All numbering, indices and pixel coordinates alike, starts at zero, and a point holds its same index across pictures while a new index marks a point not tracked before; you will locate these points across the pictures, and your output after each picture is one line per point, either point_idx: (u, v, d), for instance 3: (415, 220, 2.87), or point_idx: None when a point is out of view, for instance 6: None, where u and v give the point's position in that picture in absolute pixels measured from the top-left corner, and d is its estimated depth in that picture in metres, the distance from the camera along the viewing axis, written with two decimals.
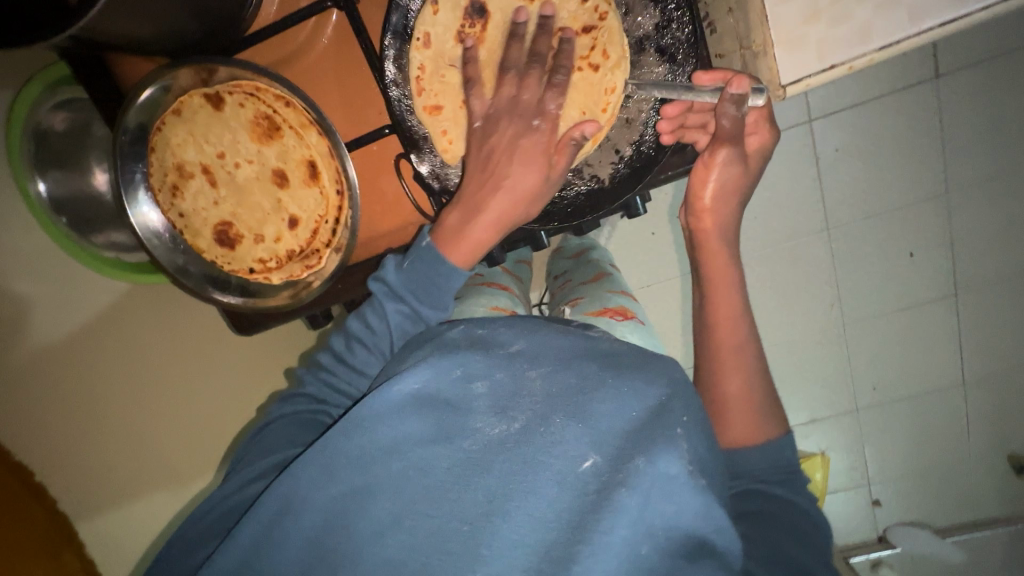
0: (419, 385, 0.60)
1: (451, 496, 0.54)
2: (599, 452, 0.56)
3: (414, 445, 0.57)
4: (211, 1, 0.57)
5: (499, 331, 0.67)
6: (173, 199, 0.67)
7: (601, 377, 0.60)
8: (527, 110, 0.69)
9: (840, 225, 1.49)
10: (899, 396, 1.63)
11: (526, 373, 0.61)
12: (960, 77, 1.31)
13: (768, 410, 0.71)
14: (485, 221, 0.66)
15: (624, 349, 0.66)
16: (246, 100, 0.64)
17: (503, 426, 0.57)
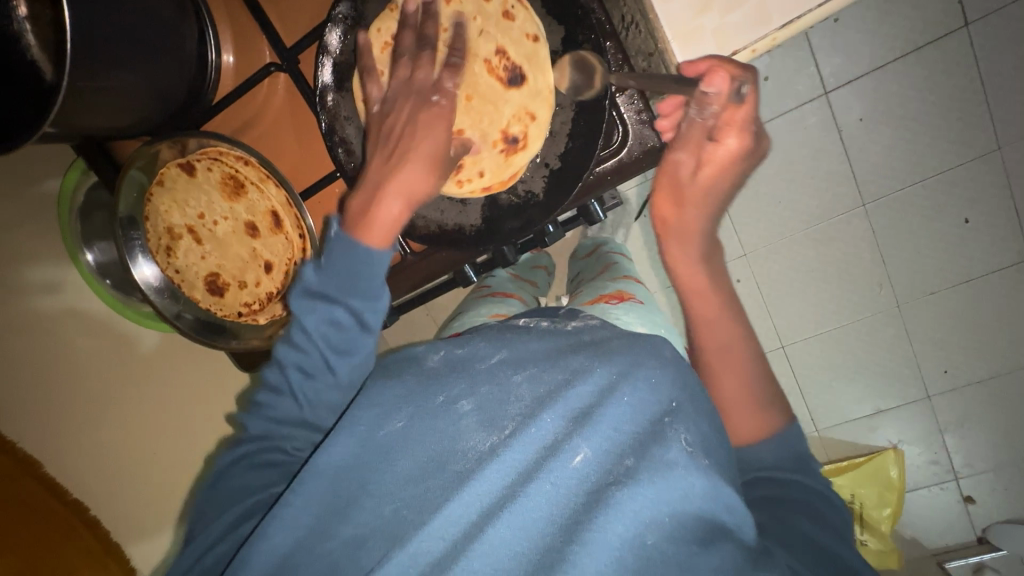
0: (405, 414, 0.59)
1: (442, 519, 0.51)
2: (595, 448, 0.52)
3: (403, 472, 0.55)
4: (167, 84, 0.64)
5: (480, 346, 0.65)
6: (169, 258, 0.75)
7: (588, 368, 0.57)
8: (423, 85, 0.64)
9: (876, 200, 1.37)
10: (978, 377, 1.46)
11: (510, 380, 0.59)
12: (992, 22, 1.18)
13: (772, 401, 0.61)
14: (390, 196, 0.60)
15: (606, 337, 0.63)
16: (213, 164, 0.73)
17: (494, 440, 0.55)
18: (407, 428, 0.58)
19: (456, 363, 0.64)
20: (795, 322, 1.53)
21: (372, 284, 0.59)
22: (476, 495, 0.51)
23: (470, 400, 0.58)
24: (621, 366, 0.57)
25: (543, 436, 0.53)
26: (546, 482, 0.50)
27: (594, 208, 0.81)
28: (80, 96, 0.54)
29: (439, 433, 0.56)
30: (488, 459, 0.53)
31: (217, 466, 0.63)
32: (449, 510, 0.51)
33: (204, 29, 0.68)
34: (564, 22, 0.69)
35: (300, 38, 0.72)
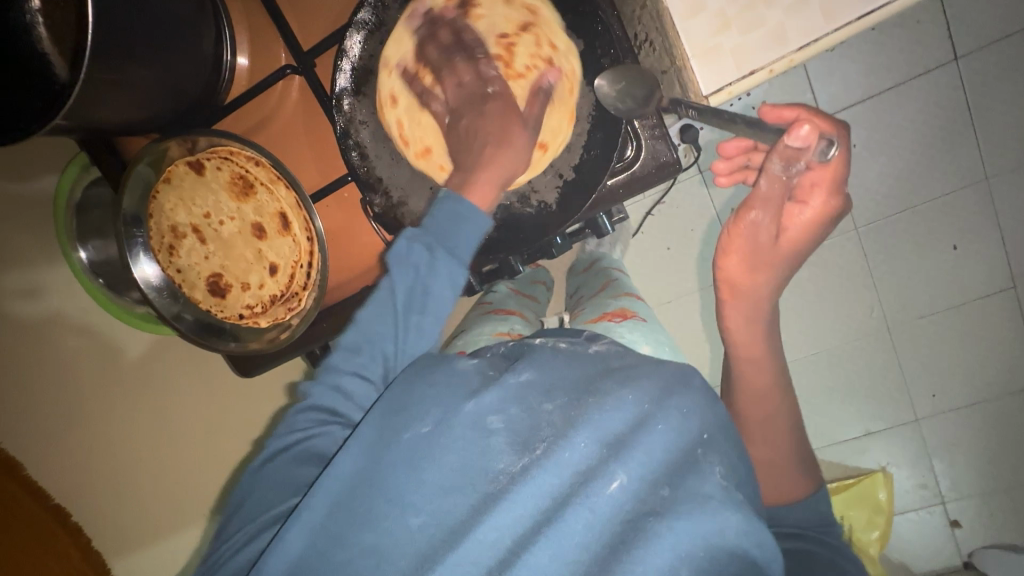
0: (430, 422, 0.56)
1: (475, 541, 0.49)
2: (630, 475, 0.51)
3: (430, 488, 0.53)
4: (182, 80, 0.64)
5: (506, 360, 0.61)
6: (170, 257, 0.73)
7: (621, 391, 0.56)
8: (474, 86, 0.73)
9: (868, 224, 1.40)
10: (965, 403, 1.49)
11: (537, 397, 0.57)
12: (981, 56, 1.23)
13: (805, 469, 0.72)
14: (491, 175, 0.66)
15: (634, 361, 0.61)
16: (223, 163, 0.73)
17: (523, 461, 0.53)
18: (431, 445, 0.54)
19: (482, 378, 0.60)
20: (790, 342, 1.54)
21: (461, 248, 0.63)
22: (509, 517, 0.50)
23: (497, 417, 0.55)
24: (655, 394, 0.56)
25: (577, 460, 0.52)
26: (582, 508, 0.50)
27: (603, 221, 0.81)
28: (97, 89, 0.54)
29: (466, 449, 0.54)
30: (520, 481, 0.51)
31: (262, 455, 0.62)
32: (481, 531, 0.49)
33: (222, 30, 0.68)
34: (583, 35, 0.68)
35: (317, 41, 0.72)
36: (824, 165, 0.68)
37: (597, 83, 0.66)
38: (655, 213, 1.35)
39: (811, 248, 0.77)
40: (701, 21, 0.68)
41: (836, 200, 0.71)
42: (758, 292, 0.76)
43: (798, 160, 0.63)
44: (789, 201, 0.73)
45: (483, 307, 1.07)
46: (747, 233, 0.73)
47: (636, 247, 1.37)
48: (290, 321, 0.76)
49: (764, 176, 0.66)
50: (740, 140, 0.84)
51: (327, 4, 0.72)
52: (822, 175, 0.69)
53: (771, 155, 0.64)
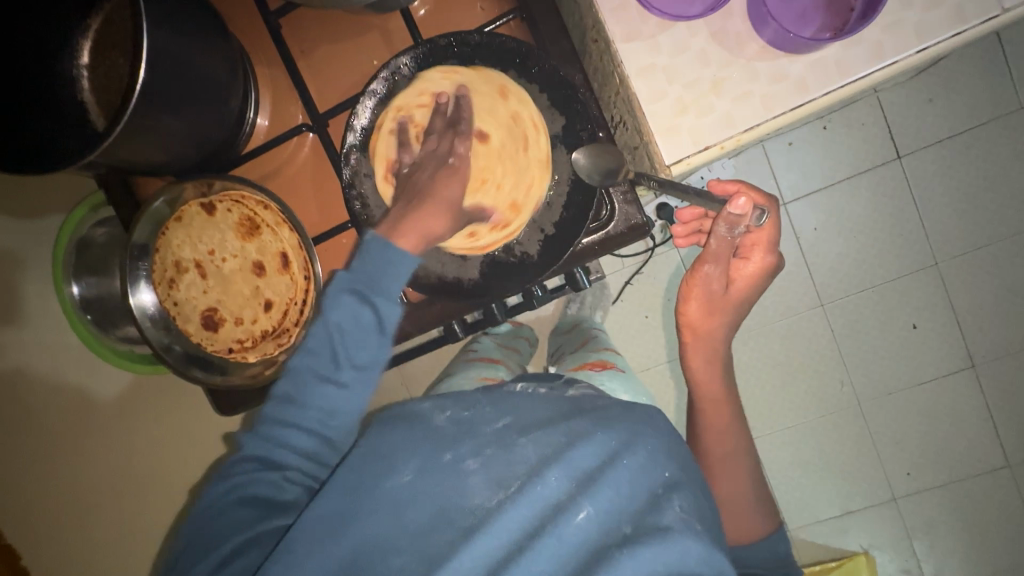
0: (407, 464, 0.58)
1: (450, 573, 0.51)
2: (598, 507, 0.54)
3: (406, 526, 0.55)
4: (207, 129, 0.71)
5: (484, 407, 0.66)
6: (170, 290, 0.77)
7: (589, 430, 0.60)
8: (439, 153, 0.77)
9: (833, 301, 1.49)
10: (939, 482, 1.51)
11: (512, 436, 0.61)
12: (921, 156, 1.40)
13: (762, 511, 0.82)
14: (410, 228, 0.67)
15: (604, 404, 0.66)
16: (233, 206, 0.78)
17: (500, 497, 0.55)
18: (410, 480, 0.57)
19: (461, 422, 0.63)
20: (766, 412, 1.56)
21: (393, 290, 0.63)
22: (482, 553, 0.52)
23: (476, 458, 0.58)
24: (622, 436, 0.60)
25: (548, 495, 0.55)
26: (553, 542, 0.52)
27: (580, 275, 0.85)
28: (132, 130, 0.60)
29: (444, 489, 0.56)
30: (496, 515, 0.54)
31: (204, 498, 0.59)
32: (454, 567, 0.51)
33: (248, 91, 0.77)
34: (564, 112, 0.76)
35: (333, 106, 0.80)
36: (764, 228, 0.86)
37: (575, 157, 0.73)
38: (633, 283, 1.43)
39: (754, 295, 0.91)
40: (666, 100, 0.60)
41: (772, 257, 0.88)
42: (716, 334, 0.91)
43: (740, 225, 0.74)
44: (736, 257, 0.90)
45: (468, 355, 1.10)
46: (701, 283, 0.86)
47: (615, 313, 1.43)
48: (278, 357, 0.78)
49: (714, 237, 0.79)
50: (693, 209, 0.98)
51: (345, 74, 0.80)
52: (760, 236, 0.86)
53: (718, 219, 0.74)
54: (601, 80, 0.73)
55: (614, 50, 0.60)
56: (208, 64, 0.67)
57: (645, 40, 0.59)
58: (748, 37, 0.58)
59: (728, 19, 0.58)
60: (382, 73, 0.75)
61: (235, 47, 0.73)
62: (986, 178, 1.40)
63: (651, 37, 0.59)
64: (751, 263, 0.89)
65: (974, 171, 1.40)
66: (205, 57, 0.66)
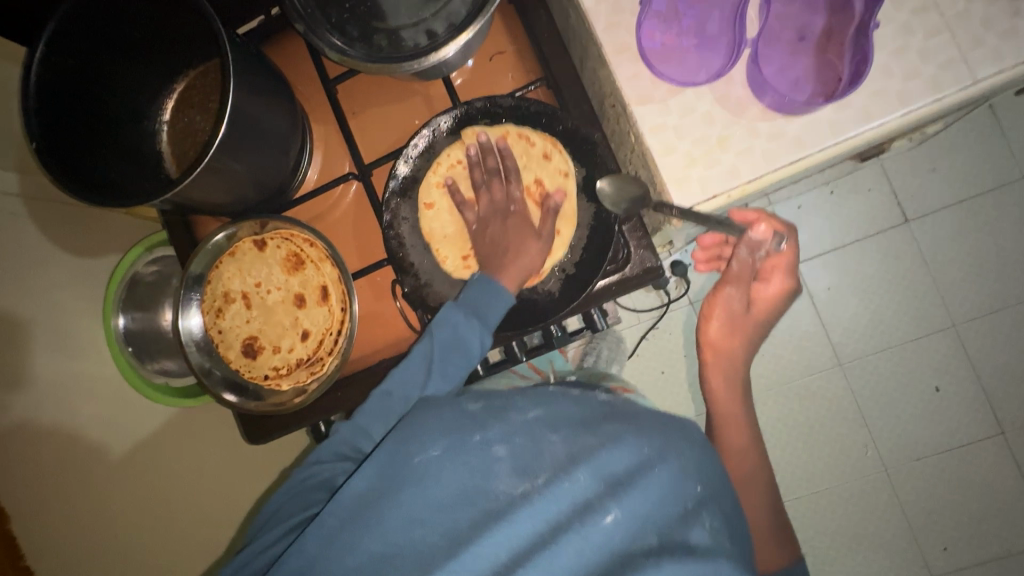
0: (441, 446, 0.65)
1: (475, 551, 0.57)
2: (624, 513, 0.59)
3: (435, 503, 0.62)
4: (266, 175, 0.80)
5: (513, 398, 0.73)
6: (216, 318, 0.83)
7: (622, 434, 0.66)
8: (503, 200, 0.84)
9: (852, 361, 1.49)
10: (980, 559, 1.42)
11: (544, 435, 0.67)
12: (929, 221, 1.46)
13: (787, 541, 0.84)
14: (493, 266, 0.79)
15: (637, 411, 0.73)
16: (282, 243, 0.85)
17: (526, 487, 0.62)
18: (442, 462, 0.64)
19: (490, 410, 0.70)
20: (791, 477, 1.51)
21: (493, 321, 0.75)
22: (509, 536, 0.58)
23: (503, 445, 0.66)
24: (657, 446, 0.65)
25: (577, 491, 0.61)
26: (578, 537, 0.58)
27: (597, 316, 0.89)
28: (203, 173, 0.68)
29: (472, 471, 0.64)
30: (522, 502, 0.60)
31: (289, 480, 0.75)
32: (483, 544, 0.57)
33: (304, 145, 0.87)
34: (584, 164, 0.83)
35: (376, 157, 0.89)
36: (782, 252, 0.92)
37: (600, 185, 0.79)
38: (650, 337, 1.46)
39: (775, 313, 0.99)
40: (678, 152, 0.67)
41: (791, 280, 0.95)
42: (735, 352, 0.99)
43: (760, 248, 0.83)
44: (756, 279, 0.96)
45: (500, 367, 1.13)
46: (724, 302, 0.94)
47: (632, 367, 1.46)
48: (308, 385, 0.82)
49: (736, 259, 0.87)
50: (713, 234, 1.09)
51: (388, 131, 0.90)
52: (780, 261, 0.93)
53: (740, 244, 0.83)
54: (618, 139, 0.80)
55: (629, 111, 0.68)
56: (272, 120, 0.77)
57: (657, 103, 0.68)
58: (749, 101, 0.66)
59: (730, 86, 0.67)
60: (423, 130, 0.85)
61: (297, 106, 0.83)
62: (995, 244, 1.43)
63: (662, 101, 0.68)
64: (770, 285, 0.95)
65: (984, 236, 1.44)
66: (271, 114, 0.77)
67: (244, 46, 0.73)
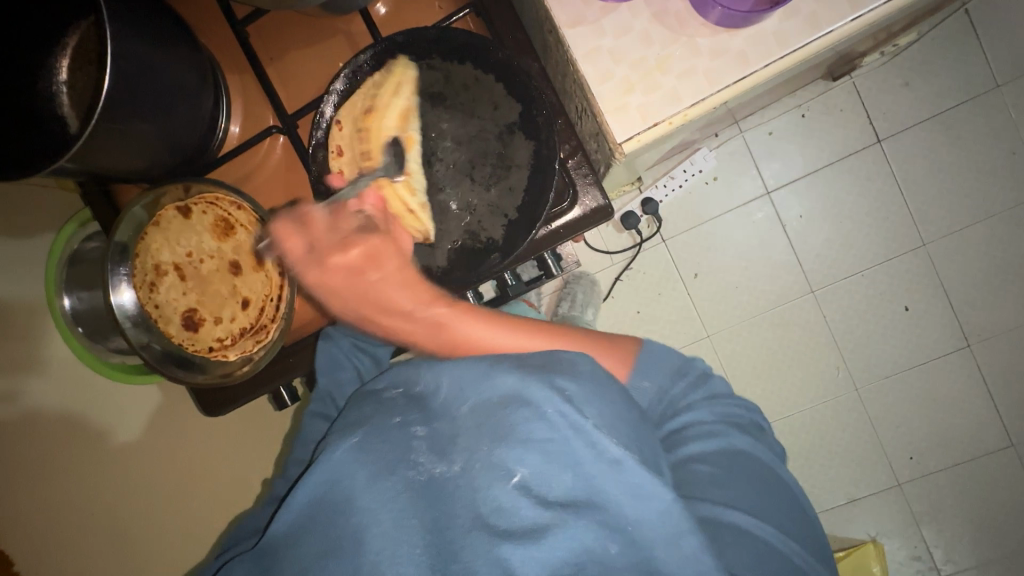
0: (361, 433, 0.64)
1: (400, 537, 0.57)
2: (534, 470, 0.59)
3: (365, 494, 0.60)
4: (178, 134, 0.73)
5: (427, 370, 0.69)
6: (150, 293, 0.78)
7: (519, 387, 0.62)
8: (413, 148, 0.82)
9: (823, 287, 1.49)
10: (944, 465, 1.49)
11: (454, 408, 0.65)
12: (900, 139, 1.42)
13: None
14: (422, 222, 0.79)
15: (545, 353, 0.68)
16: (208, 208, 0.80)
17: (442, 465, 0.61)
18: (361, 452, 0.62)
19: (410, 395, 0.69)
20: (766, 405, 1.54)
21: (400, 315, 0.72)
22: (432, 516, 0.58)
23: (421, 426, 0.65)
24: (557, 391, 0.62)
25: (485, 462, 0.60)
26: (493, 504, 0.58)
27: (551, 259, 0.87)
28: (101, 135, 0.62)
29: (394, 458, 0.62)
30: (438, 481, 0.60)
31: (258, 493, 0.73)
32: (408, 527, 0.57)
33: (219, 99, 0.79)
34: (522, 101, 0.76)
35: (300, 106, 0.82)
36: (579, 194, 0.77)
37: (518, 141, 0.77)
38: (623, 279, 1.52)
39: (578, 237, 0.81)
40: (615, 77, 0.62)
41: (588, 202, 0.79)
42: None
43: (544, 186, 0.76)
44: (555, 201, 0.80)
45: None
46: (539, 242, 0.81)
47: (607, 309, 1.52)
48: (255, 354, 0.80)
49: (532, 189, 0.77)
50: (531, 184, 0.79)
51: (312, 76, 0.82)
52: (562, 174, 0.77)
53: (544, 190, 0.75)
54: (557, 69, 0.74)
55: (561, 36, 0.62)
56: (176, 71, 0.70)
57: (589, 25, 0.62)
58: (690, 15, 0.61)
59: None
60: (343, 71, 0.77)
61: (203, 55, 0.75)
62: (965, 158, 1.41)
63: (595, 22, 0.62)
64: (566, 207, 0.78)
65: (955, 150, 1.41)
66: (175, 64, 0.69)
67: None
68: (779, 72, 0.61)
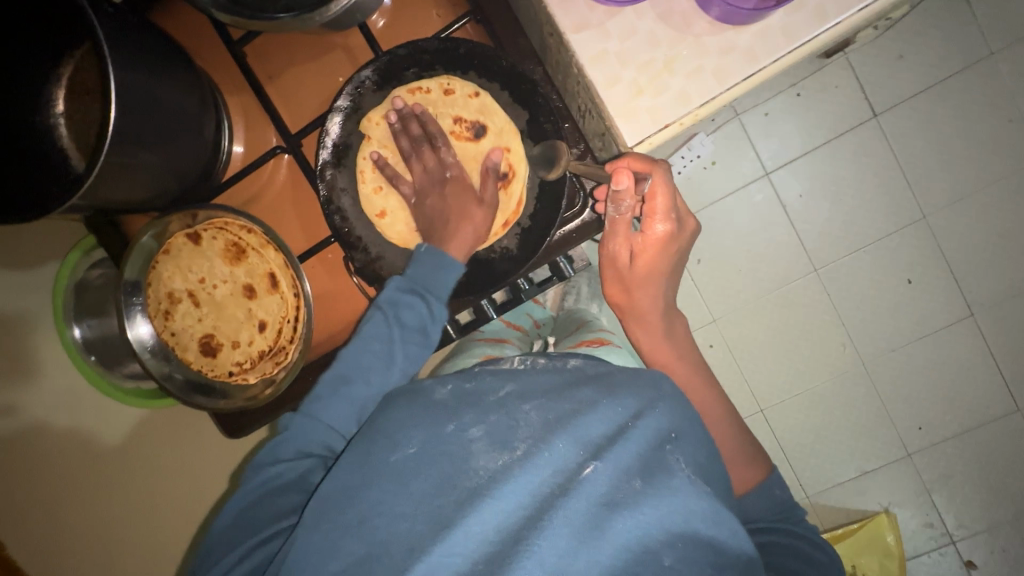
0: (415, 438, 0.62)
1: (460, 536, 0.53)
2: (608, 468, 0.58)
3: (416, 495, 0.58)
4: (184, 160, 0.73)
5: (485, 378, 0.71)
6: (166, 321, 0.79)
7: (594, 398, 0.64)
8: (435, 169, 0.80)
9: (826, 265, 1.50)
10: (952, 433, 1.51)
11: (516, 408, 0.64)
12: (897, 113, 1.42)
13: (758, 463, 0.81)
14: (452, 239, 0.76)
15: (608, 371, 0.71)
16: (217, 233, 0.80)
17: (505, 462, 0.59)
18: (418, 452, 0.61)
19: (464, 393, 0.68)
20: (772, 382, 1.56)
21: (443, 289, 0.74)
22: (496, 514, 0.55)
23: (478, 427, 0.62)
24: (631, 405, 0.64)
25: (558, 461, 0.58)
26: (566, 504, 0.55)
27: (563, 264, 0.85)
28: (110, 170, 0.61)
29: (451, 456, 0.60)
30: (503, 477, 0.57)
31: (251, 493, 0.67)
32: (469, 525, 0.54)
33: (221, 122, 0.79)
34: (527, 107, 0.77)
35: (303, 124, 0.82)
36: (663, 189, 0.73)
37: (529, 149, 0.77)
38: None
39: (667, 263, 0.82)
40: (624, 80, 0.61)
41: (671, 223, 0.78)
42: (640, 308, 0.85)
43: (621, 203, 0.70)
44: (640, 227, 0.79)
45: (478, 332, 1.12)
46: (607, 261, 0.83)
47: None
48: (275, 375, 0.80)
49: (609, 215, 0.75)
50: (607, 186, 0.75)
51: (310, 92, 0.82)
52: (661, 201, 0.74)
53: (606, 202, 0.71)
54: (559, 71, 0.74)
55: (565, 42, 0.62)
56: (177, 98, 0.69)
57: (595, 28, 0.61)
58: (694, 14, 0.60)
59: None
60: (345, 87, 0.77)
61: (203, 80, 0.75)
62: (962, 128, 1.40)
63: (600, 26, 0.61)
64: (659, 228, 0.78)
65: (952, 121, 1.40)
66: (178, 92, 0.69)
67: (120, 16, 0.64)
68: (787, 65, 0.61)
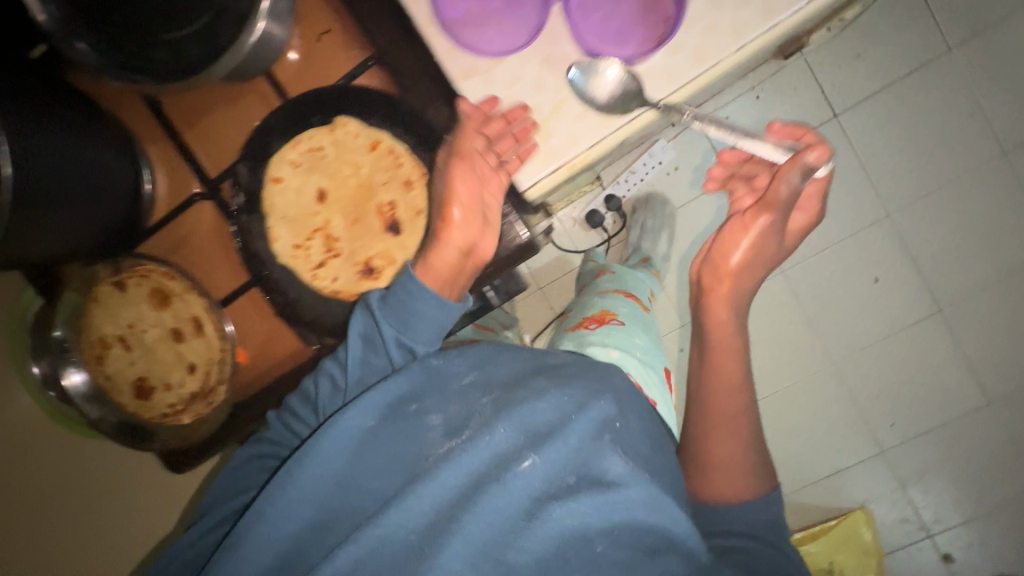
0: (374, 416, 0.60)
1: (398, 520, 0.53)
2: (546, 460, 0.56)
3: (367, 480, 0.58)
4: (104, 213, 0.73)
5: (451, 355, 0.66)
6: (100, 367, 0.83)
7: (545, 386, 0.61)
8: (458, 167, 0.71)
9: (789, 267, 1.52)
10: (924, 428, 1.52)
11: (472, 389, 0.62)
12: (857, 112, 1.41)
13: (759, 472, 0.71)
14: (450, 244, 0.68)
15: (568, 361, 0.69)
16: (142, 280, 0.82)
17: (450, 444, 0.57)
18: (375, 432, 0.59)
19: (426, 368, 0.64)
20: None
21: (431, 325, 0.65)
22: (428, 502, 0.54)
23: (435, 409, 0.60)
24: (578, 394, 0.61)
25: (498, 445, 0.56)
26: (500, 491, 0.54)
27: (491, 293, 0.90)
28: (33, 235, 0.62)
29: (404, 438, 0.58)
30: (445, 460, 0.55)
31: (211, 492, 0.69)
32: (406, 510, 0.53)
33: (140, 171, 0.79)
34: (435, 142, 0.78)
35: (223, 167, 0.82)
36: (786, 187, 0.76)
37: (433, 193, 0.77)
38: None
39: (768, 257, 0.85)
40: (519, 121, 0.71)
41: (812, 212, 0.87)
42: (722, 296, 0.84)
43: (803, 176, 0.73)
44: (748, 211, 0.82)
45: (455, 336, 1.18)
46: (725, 242, 0.85)
47: None
48: (207, 415, 0.82)
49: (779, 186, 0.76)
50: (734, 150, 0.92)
51: (225, 133, 0.82)
52: (779, 197, 0.77)
53: (789, 172, 0.73)
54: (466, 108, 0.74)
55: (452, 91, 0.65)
56: (94, 152, 0.70)
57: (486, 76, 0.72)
58: None
59: None
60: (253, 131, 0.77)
61: (116, 131, 0.76)
62: (922, 125, 1.40)
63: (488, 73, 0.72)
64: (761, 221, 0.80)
65: (911, 119, 1.40)
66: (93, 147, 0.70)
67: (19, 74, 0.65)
68: (664, 108, 0.68)
